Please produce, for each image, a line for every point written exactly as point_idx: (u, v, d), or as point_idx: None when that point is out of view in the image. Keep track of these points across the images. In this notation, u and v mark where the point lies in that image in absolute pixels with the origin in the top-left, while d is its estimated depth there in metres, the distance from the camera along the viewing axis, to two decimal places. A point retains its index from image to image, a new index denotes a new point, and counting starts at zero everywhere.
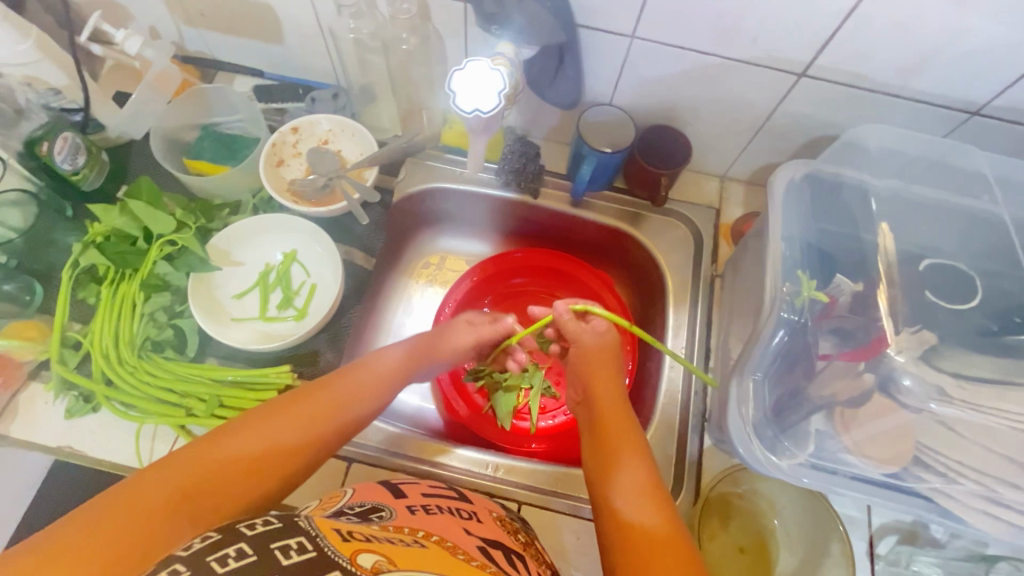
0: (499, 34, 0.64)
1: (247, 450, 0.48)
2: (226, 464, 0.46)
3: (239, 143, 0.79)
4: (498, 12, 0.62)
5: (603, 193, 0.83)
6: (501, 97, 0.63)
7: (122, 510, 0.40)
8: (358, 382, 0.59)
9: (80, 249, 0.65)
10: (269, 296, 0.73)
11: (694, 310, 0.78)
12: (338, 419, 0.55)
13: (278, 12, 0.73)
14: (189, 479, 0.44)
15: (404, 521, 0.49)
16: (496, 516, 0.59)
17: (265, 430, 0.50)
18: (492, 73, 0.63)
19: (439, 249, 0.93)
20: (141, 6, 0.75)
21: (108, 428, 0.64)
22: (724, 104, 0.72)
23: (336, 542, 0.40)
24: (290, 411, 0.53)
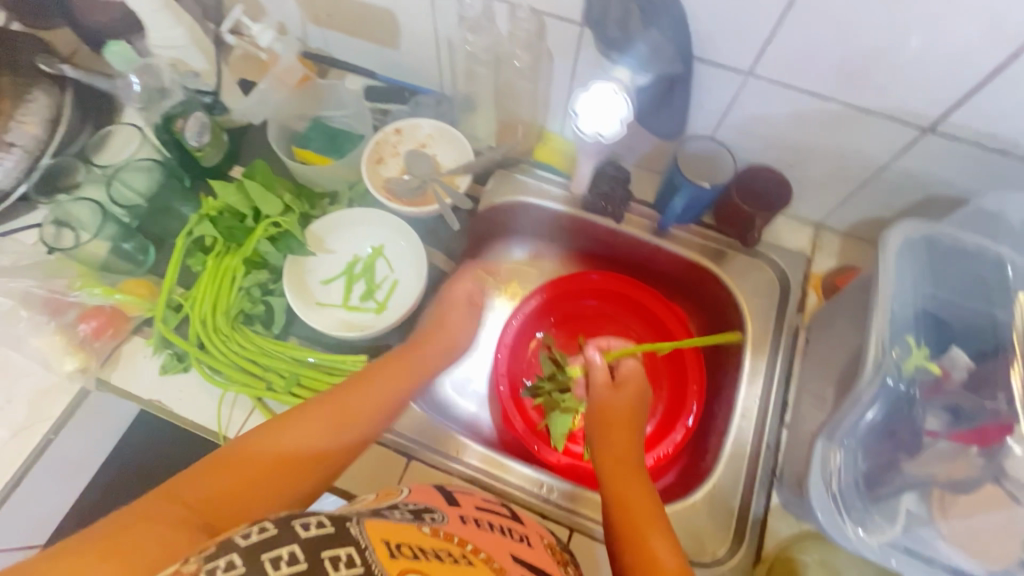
0: (618, 60, 0.64)
1: (265, 459, 0.51)
2: (244, 472, 0.49)
3: (344, 138, 0.83)
4: (621, 38, 0.61)
5: (689, 227, 0.82)
6: (623, 124, 0.68)
7: (145, 512, 0.43)
8: (359, 392, 0.61)
9: (196, 220, 0.70)
10: (353, 286, 0.76)
11: (773, 360, 0.75)
12: (344, 426, 0.57)
13: (399, 19, 0.76)
14: (209, 487, 0.47)
15: (454, 529, 0.49)
16: (547, 543, 0.58)
17: (283, 440, 0.53)
18: (618, 97, 0.66)
19: (515, 262, 0.94)
20: (276, 3, 0.81)
21: (194, 389, 0.68)
22: (834, 151, 0.69)
23: (384, 557, 0.40)
24: (291, 422, 0.55)
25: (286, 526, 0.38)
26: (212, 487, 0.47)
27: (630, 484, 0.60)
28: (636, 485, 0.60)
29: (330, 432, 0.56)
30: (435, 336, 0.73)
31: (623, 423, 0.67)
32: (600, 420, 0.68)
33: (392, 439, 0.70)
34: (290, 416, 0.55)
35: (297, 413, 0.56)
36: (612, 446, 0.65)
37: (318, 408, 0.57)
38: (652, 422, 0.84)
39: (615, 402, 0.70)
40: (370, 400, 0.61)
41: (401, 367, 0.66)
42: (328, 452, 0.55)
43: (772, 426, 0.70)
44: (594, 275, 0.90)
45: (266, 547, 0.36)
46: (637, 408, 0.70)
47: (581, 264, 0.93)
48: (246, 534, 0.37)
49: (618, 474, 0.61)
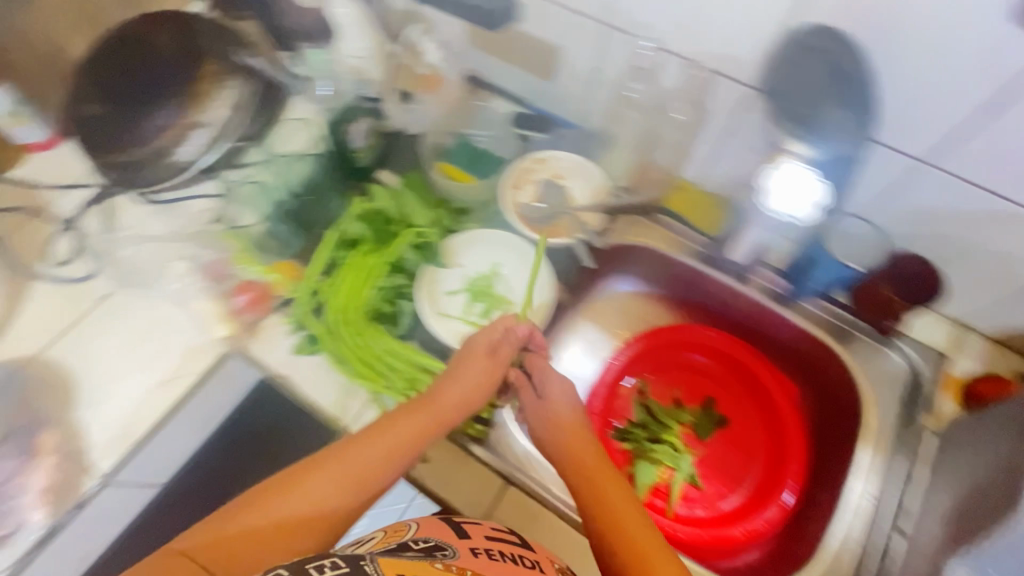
0: (801, 135, 0.62)
1: (272, 515, 0.50)
2: (249, 534, 0.49)
3: (485, 158, 0.87)
4: (810, 115, 0.60)
5: (816, 301, 0.80)
6: (818, 211, 0.65)
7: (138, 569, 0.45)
8: (374, 437, 0.58)
9: (351, 219, 0.76)
10: (475, 302, 0.79)
11: (893, 459, 0.71)
12: (349, 484, 0.54)
13: (563, 56, 0.79)
14: (213, 545, 0.48)
15: (465, 563, 0.48)
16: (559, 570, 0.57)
17: (296, 496, 0.52)
18: (816, 181, 0.63)
19: (612, 296, 0.92)
20: (446, 24, 0.86)
21: (323, 374, 0.73)
22: (1002, 253, 0.65)
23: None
24: (292, 478, 0.53)
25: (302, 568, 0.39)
26: (217, 548, 0.48)
27: (615, 499, 0.58)
28: (602, 472, 0.61)
29: (342, 485, 0.54)
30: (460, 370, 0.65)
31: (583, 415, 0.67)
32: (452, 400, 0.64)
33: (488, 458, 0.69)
34: (308, 469, 0.54)
35: (305, 470, 0.54)
36: (574, 446, 0.64)
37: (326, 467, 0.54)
38: (741, 494, 0.80)
39: (546, 404, 0.67)
40: (382, 451, 0.57)
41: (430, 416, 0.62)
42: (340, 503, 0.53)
43: (884, 530, 0.68)
44: (690, 326, 0.88)
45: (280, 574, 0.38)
46: (570, 394, 0.68)
47: (689, 317, 0.91)
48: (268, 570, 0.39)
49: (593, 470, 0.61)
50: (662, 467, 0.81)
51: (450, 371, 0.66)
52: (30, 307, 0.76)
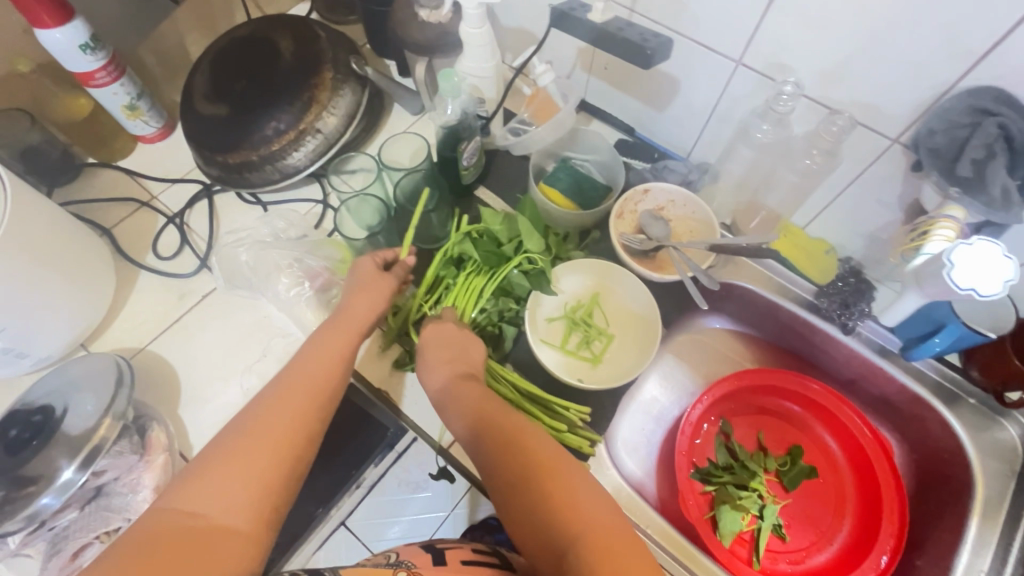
0: (954, 197, 0.60)
1: (248, 447, 0.52)
2: (237, 476, 0.50)
3: (587, 183, 0.85)
4: (972, 177, 0.57)
5: (929, 361, 0.76)
6: (1006, 287, 0.58)
7: (151, 540, 0.44)
8: (314, 356, 0.61)
9: (459, 238, 0.75)
10: (573, 332, 0.78)
11: (1004, 538, 0.68)
12: (299, 394, 0.57)
13: (682, 89, 0.78)
14: (209, 491, 0.48)
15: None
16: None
17: (258, 428, 0.53)
18: (1002, 257, 0.58)
19: (700, 333, 0.92)
20: (557, 46, 0.86)
21: (422, 393, 0.74)
22: None
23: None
24: (263, 415, 0.55)
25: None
26: (202, 487, 0.49)
27: (625, 549, 0.46)
28: (602, 509, 0.49)
29: (295, 405, 0.56)
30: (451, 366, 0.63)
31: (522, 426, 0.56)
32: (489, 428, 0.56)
33: None
34: (266, 406, 0.56)
35: (271, 408, 0.55)
36: (530, 459, 0.53)
37: (287, 396, 0.57)
38: (827, 552, 0.80)
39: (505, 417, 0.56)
40: (321, 362, 0.60)
41: (347, 337, 0.63)
42: (293, 423, 0.55)
43: None
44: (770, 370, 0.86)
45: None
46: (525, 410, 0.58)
47: (780, 361, 0.89)
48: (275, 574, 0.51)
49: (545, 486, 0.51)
50: (746, 514, 0.79)
51: (351, 289, 0.68)
52: (137, 299, 0.78)
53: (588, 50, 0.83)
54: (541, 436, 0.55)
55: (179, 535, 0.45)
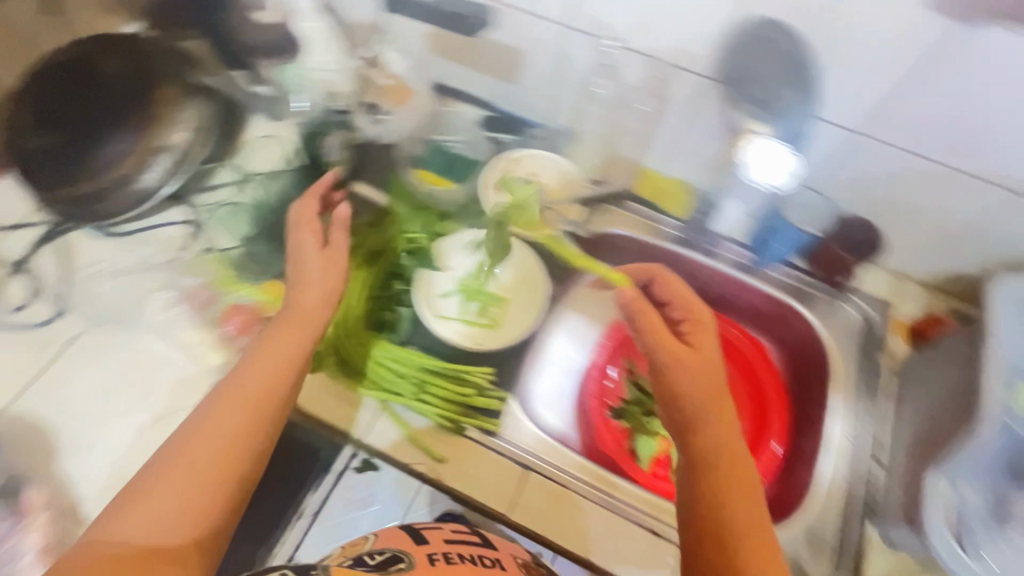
0: (758, 116, 0.71)
1: (173, 468, 0.49)
2: (165, 496, 0.48)
3: (459, 163, 0.89)
4: (765, 97, 0.70)
5: (780, 267, 0.86)
6: (795, 177, 0.75)
7: (95, 569, 0.44)
8: (257, 368, 0.56)
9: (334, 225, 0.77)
10: (468, 303, 0.79)
11: (863, 400, 0.78)
12: (236, 412, 0.53)
13: (524, 59, 0.83)
14: (135, 511, 0.47)
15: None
16: (520, 563, 0.58)
17: (188, 450, 0.50)
18: (790, 154, 0.74)
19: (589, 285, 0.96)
20: (404, 35, 0.88)
21: (326, 391, 0.72)
22: (928, 208, 0.75)
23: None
24: (188, 432, 0.52)
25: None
26: (137, 509, 0.48)
27: (732, 484, 0.54)
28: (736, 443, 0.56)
29: (234, 424, 0.52)
30: (703, 386, 0.57)
31: (720, 396, 0.58)
32: (699, 416, 0.56)
33: (507, 451, 0.71)
34: (202, 420, 0.52)
35: (186, 435, 0.52)
36: (723, 451, 0.55)
37: (212, 408, 0.53)
38: None
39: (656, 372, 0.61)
40: (267, 375, 0.56)
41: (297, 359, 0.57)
42: (221, 450, 0.51)
43: (866, 461, 0.73)
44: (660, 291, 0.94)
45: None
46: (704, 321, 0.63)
47: None
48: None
49: (704, 459, 0.55)
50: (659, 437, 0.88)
51: (291, 283, 0.63)
52: None
53: (435, 34, 0.86)
54: (711, 374, 0.58)
55: (115, 562, 0.45)
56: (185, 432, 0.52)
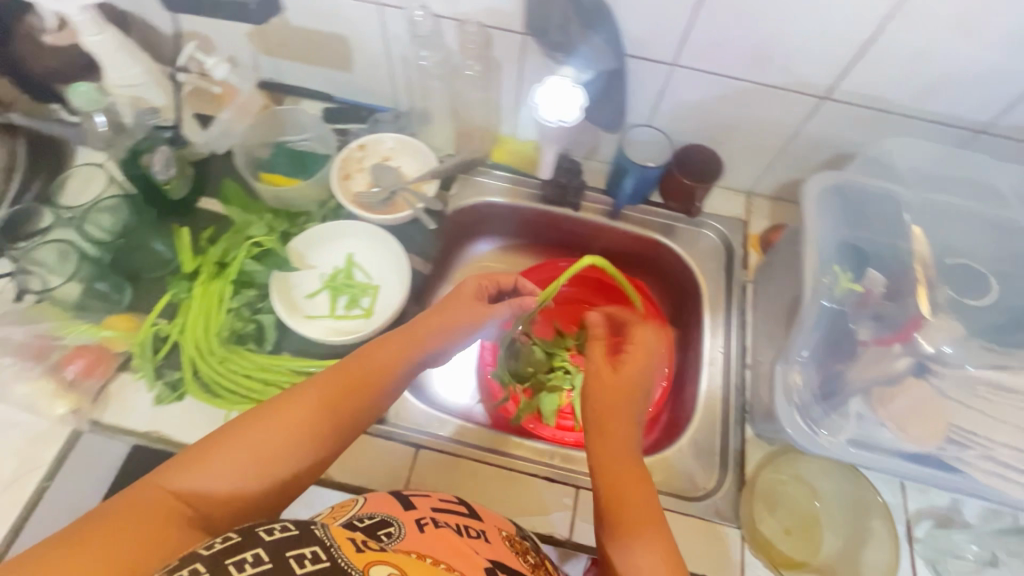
0: (563, 61, 0.73)
1: (292, 451, 0.50)
2: (242, 463, 0.48)
3: (310, 158, 0.85)
4: (565, 42, 0.71)
5: (639, 207, 0.89)
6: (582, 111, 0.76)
7: (146, 506, 0.43)
8: (364, 357, 0.58)
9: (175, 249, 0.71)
10: (337, 298, 0.79)
11: (729, 314, 0.83)
12: (348, 409, 0.54)
13: (352, 43, 0.82)
14: (208, 468, 0.46)
15: (410, 541, 0.49)
16: (505, 535, 0.58)
17: (287, 423, 0.51)
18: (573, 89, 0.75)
19: (484, 259, 0.97)
20: (224, 38, 0.85)
21: (193, 417, 0.69)
22: (752, 123, 0.79)
23: (352, 553, 0.39)
24: (302, 416, 0.51)
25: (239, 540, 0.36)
26: (206, 465, 0.46)
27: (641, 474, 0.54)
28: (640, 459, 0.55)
29: (325, 408, 0.53)
30: (620, 379, 0.58)
31: (634, 386, 0.58)
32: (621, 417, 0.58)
33: (396, 434, 0.71)
34: (292, 394, 0.53)
35: (333, 424, 0.53)
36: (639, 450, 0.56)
37: (319, 400, 0.53)
38: None
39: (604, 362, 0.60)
40: (366, 386, 0.56)
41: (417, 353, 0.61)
42: (337, 437, 0.53)
43: (736, 369, 0.78)
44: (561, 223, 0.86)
45: (227, 553, 0.36)
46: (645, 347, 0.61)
47: (546, 255, 0.98)
48: (207, 544, 0.37)
49: (614, 442, 0.56)
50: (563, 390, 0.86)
51: (439, 309, 0.64)
52: None
53: (255, 33, 0.83)
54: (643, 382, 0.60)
55: (169, 506, 0.44)
56: (280, 412, 0.51)
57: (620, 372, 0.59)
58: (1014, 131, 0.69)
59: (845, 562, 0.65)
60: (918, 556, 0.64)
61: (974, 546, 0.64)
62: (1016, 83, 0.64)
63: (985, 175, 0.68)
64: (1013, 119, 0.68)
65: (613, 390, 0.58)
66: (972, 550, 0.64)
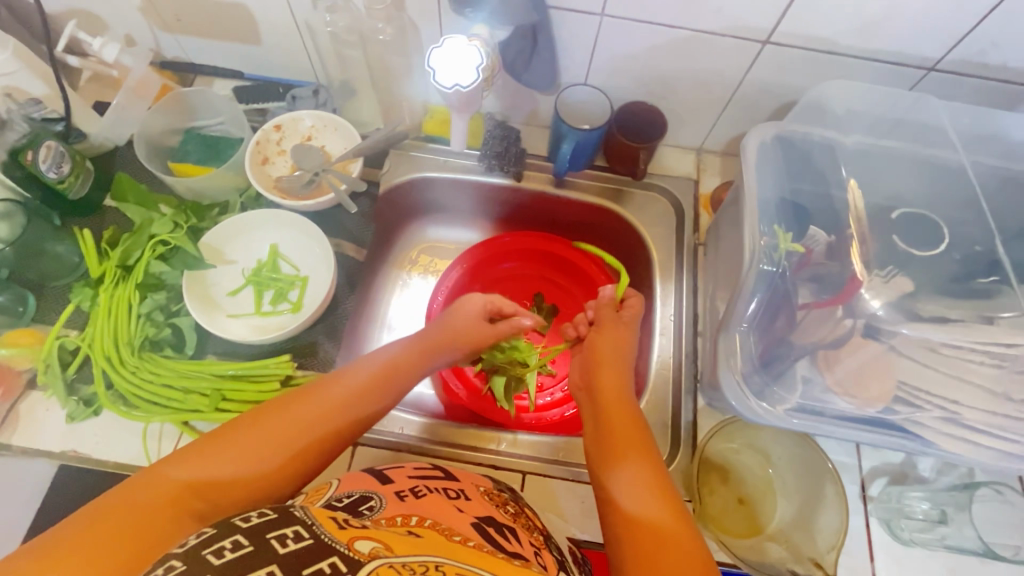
0: (474, 17, 0.67)
1: (292, 439, 0.48)
2: (241, 448, 0.46)
3: (223, 144, 0.80)
4: None
5: (584, 171, 0.83)
6: (479, 71, 0.65)
7: (154, 489, 0.41)
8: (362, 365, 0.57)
9: (87, 256, 0.69)
10: (262, 293, 0.75)
11: (680, 280, 0.78)
12: (354, 399, 0.53)
13: (253, 15, 0.74)
14: (209, 459, 0.44)
15: (394, 510, 0.46)
16: (484, 490, 0.58)
17: (277, 421, 0.48)
18: (469, 48, 0.64)
19: (431, 240, 0.92)
20: (115, 15, 0.76)
21: (112, 432, 0.65)
22: (695, 74, 0.73)
23: (334, 529, 0.37)
24: (297, 408, 0.50)
25: (223, 525, 0.34)
26: (206, 458, 0.44)
27: (624, 441, 0.53)
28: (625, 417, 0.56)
29: (325, 411, 0.51)
30: (605, 355, 0.64)
31: (616, 367, 0.62)
32: (599, 390, 0.60)
33: None
34: (293, 395, 0.52)
35: (333, 416, 0.51)
36: (609, 410, 0.57)
37: (316, 395, 0.52)
38: None
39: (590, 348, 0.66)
40: (368, 378, 0.55)
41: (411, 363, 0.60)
42: (342, 425, 0.51)
43: (688, 338, 0.74)
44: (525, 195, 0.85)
45: (206, 543, 0.32)
46: (621, 342, 0.66)
47: (491, 230, 0.93)
48: (182, 542, 0.33)
49: (609, 410, 0.57)
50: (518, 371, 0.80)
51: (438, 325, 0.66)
52: None
53: (146, 7, 0.74)
54: (614, 348, 0.65)
55: (175, 491, 0.41)
56: (283, 415, 0.49)
57: (600, 353, 0.64)
58: (966, 65, 0.64)
59: (797, 528, 0.63)
60: (872, 515, 0.63)
61: (926, 504, 0.63)
62: (965, 13, 0.58)
63: (935, 116, 0.63)
64: (963, 54, 0.63)
65: (600, 366, 0.62)
66: (923, 509, 0.63)
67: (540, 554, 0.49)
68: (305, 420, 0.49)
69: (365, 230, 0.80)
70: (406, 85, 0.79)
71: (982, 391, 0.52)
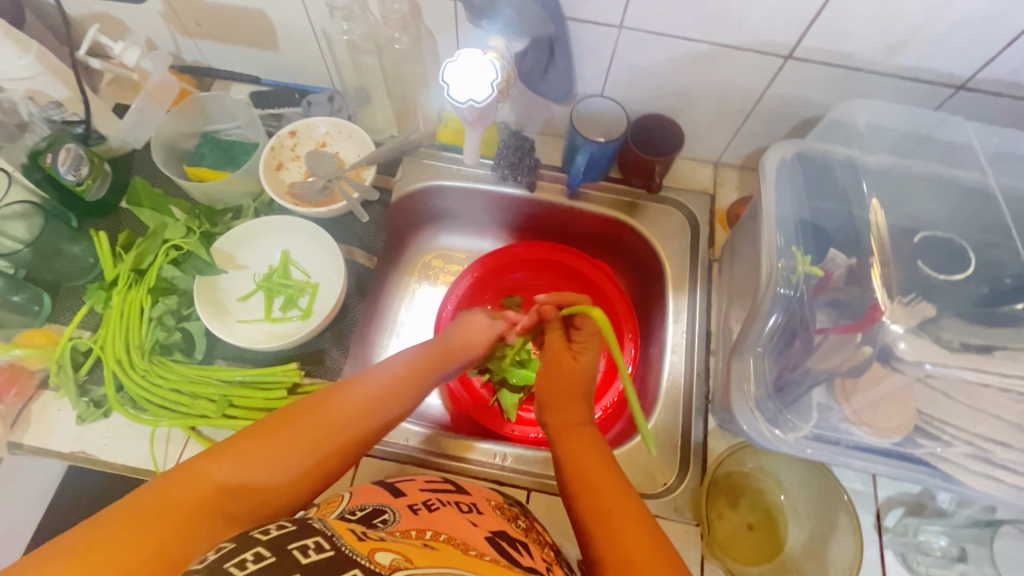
0: (489, 28, 0.67)
1: (322, 441, 0.48)
2: (262, 452, 0.44)
3: (239, 149, 0.80)
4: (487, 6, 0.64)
5: (598, 183, 0.82)
6: (494, 88, 0.64)
7: (186, 494, 0.39)
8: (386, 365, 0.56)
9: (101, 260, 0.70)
10: (273, 299, 0.75)
11: (694, 295, 0.76)
12: (375, 404, 0.52)
13: (271, 22, 0.74)
14: (238, 457, 0.43)
15: (407, 523, 0.46)
16: (495, 504, 0.57)
17: (307, 423, 0.48)
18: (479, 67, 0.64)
19: (443, 247, 0.92)
20: (136, 19, 0.77)
21: (120, 433, 0.65)
22: (714, 87, 0.72)
23: (353, 540, 0.36)
24: (323, 417, 0.49)
25: (244, 537, 0.34)
26: (240, 455, 0.43)
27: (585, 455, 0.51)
28: (582, 441, 0.53)
29: (352, 417, 0.50)
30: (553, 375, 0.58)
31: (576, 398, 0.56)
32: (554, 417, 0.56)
33: None
34: (321, 397, 0.51)
35: (361, 420, 0.51)
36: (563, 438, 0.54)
37: (343, 398, 0.51)
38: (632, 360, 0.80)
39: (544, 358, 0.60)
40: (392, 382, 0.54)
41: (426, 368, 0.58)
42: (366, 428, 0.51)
43: (700, 357, 0.73)
44: (539, 207, 0.84)
45: (229, 555, 0.31)
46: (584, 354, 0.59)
47: (504, 239, 0.92)
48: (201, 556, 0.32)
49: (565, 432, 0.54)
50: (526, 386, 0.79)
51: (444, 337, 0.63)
52: None
53: (167, 12, 0.75)
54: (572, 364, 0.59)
55: (200, 500, 0.39)
56: (314, 417, 0.48)
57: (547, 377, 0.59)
58: (998, 84, 0.62)
59: (809, 558, 0.62)
60: (887, 548, 0.61)
61: (944, 540, 0.60)
62: (999, 32, 0.56)
63: (963, 137, 0.61)
64: (995, 73, 0.61)
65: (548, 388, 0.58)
66: (941, 545, 0.60)
67: (553, 568, 0.49)
68: (332, 427, 0.49)
69: (380, 238, 0.80)
70: (421, 93, 0.79)
71: (1011, 426, 0.50)
